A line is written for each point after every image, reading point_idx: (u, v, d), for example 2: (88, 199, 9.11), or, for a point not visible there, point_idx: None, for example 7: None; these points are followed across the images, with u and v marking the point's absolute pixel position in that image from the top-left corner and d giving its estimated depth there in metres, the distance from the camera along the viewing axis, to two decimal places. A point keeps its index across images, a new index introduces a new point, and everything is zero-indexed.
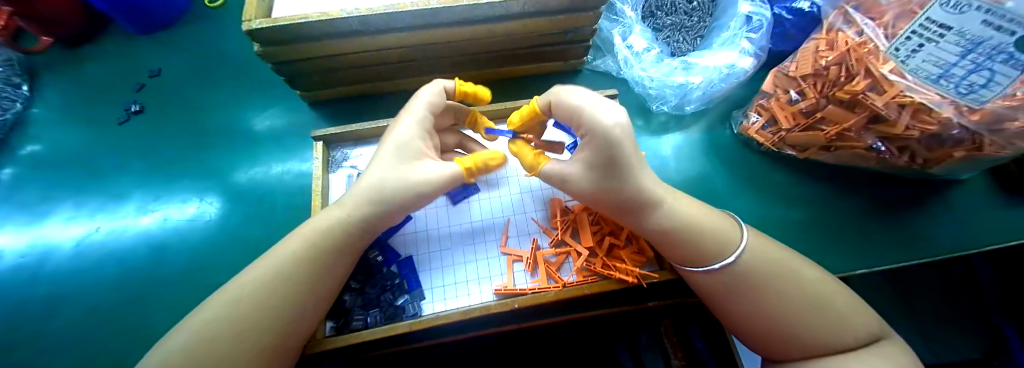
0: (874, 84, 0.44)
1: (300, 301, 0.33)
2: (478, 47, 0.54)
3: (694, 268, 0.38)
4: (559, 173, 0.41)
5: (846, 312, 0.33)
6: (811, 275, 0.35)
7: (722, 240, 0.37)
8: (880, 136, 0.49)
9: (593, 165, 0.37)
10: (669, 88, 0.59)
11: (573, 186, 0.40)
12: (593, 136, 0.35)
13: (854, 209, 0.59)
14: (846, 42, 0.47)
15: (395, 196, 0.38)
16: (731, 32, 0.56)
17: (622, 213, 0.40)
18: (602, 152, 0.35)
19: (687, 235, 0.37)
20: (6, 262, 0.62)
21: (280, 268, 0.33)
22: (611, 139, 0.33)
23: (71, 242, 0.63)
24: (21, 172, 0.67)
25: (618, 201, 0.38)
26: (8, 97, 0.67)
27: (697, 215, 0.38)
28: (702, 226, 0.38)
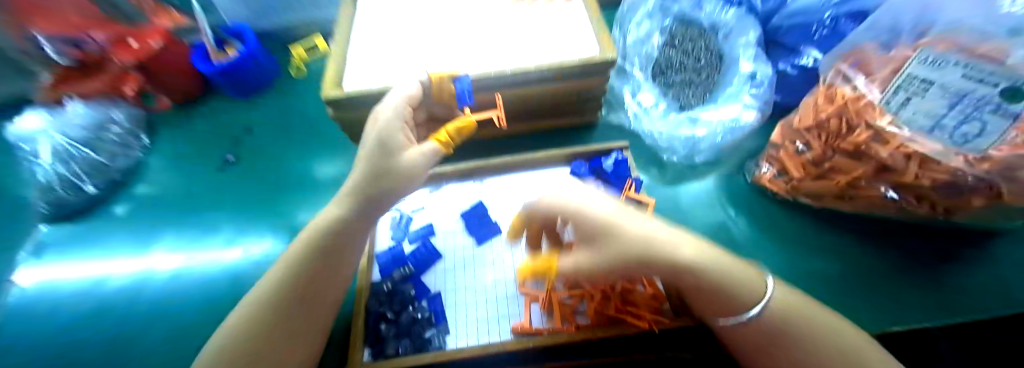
0: (876, 135, 0.47)
1: (308, 296, 0.40)
2: (506, 109, 0.63)
3: (730, 319, 0.37)
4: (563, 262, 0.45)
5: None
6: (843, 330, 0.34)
7: (752, 289, 0.36)
8: (892, 184, 0.50)
9: (583, 244, 0.42)
10: (677, 140, 0.64)
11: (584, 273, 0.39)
12: (571, 216, 0.44)
13: (900, 257, 0.55)
14: (843, 96, 0.50)
15: (376, 187, 0.42)
16: (735, 88, 0.62)
17: (649, 271, 0.38)
18: (582, 220, 0.42)
19: (723, 287, 0.36)
20: (110, 286, 0.71)
21: (286, 271, 0.40)
22: (580, 213, 0.42)
23: (164, 276, 0.71)
24: (132, 208, 0.80)
25: (638, 266, 0.38)
26: (131, 145, 0.84)
27: (719, 263, 0.37)
28: (728, 272, 0.37)
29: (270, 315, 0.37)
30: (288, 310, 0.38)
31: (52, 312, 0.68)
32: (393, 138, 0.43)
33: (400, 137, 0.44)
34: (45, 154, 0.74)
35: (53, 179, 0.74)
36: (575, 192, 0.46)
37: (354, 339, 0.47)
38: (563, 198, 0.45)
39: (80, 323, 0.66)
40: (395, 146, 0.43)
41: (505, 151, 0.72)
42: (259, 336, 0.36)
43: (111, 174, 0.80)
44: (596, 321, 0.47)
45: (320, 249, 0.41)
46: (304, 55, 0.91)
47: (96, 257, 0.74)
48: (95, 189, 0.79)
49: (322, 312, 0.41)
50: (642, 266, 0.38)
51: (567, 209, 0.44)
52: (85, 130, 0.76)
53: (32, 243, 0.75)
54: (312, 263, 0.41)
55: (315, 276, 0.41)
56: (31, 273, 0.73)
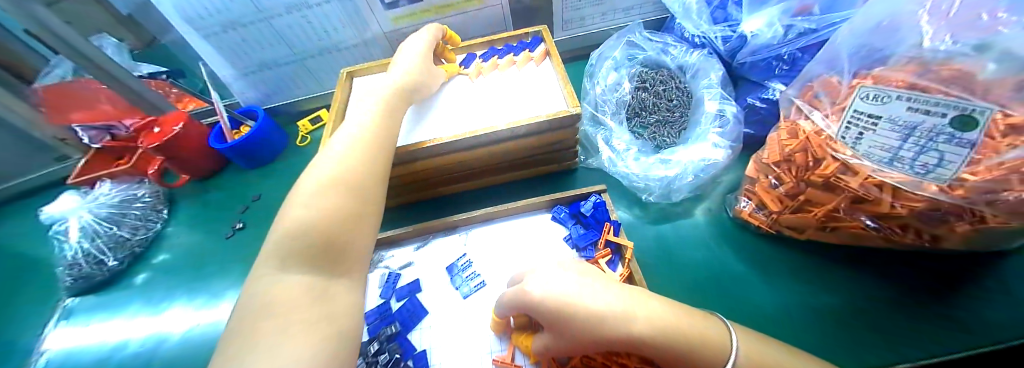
0: (844, 167, 0.48)
1: (362, 195, 0.41)
2: (484, 162, 0.67)
3: None
4: (541, 344, 0.44)
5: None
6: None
7: (714, 347, 0.35)
8: (869, 214, 0.49)
9: (550, 329, 0.41)
10: (654, 180, 0.65)
11: (558, 347, 0.41)
12: (534, 309, 0.41)
13: (902, 287, 0.53)
14: (804, 131, 0.53)
15: (392, 97, 0.55)
16: (703, 127, 0.64)
17: (614, 348, 0.37)
18: (542, 309, 0.40)
19: (687, 356, 0.35)
20: (128, 352, 0.75)
21: (339, 167, 0.42)
22: (539, 303, 0.40)
23: (172, 344, 0.74)
24: (150, 275, 0.85)
25: (597, 341, 0.37)
26: (152, 218, 0.91)
27: (674, 321, 0.36)
28: (687, 332, 0.36)
29: (336, 207, 0.39)
30: (350, 203, 0.40)
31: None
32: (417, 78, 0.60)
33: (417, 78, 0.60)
34: (75, 232, 0.81)
35: (80, 255, 0.81)
36: (534, 278, 0.44)
37: None
38: (522, 290, 0.43)
39: None
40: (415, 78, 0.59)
41: (488, 201, 0.76)
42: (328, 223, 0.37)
43: (132, 246, 0.86)
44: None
45: (364, 149, 0.45)
46: (309, 125, 1.01)
47: (112, 322, 0.79)
48: (116, 263, 0.84)
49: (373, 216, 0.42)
50: (605, 343, 0.36)
51: (528, 302, 0.41)
52: (111, 207, 0.84)
53: (61, 308, 0.82)
54: (358, 174, 0.42)
55: (362, 180, 0.42)
56: (61, 337, 0.78)
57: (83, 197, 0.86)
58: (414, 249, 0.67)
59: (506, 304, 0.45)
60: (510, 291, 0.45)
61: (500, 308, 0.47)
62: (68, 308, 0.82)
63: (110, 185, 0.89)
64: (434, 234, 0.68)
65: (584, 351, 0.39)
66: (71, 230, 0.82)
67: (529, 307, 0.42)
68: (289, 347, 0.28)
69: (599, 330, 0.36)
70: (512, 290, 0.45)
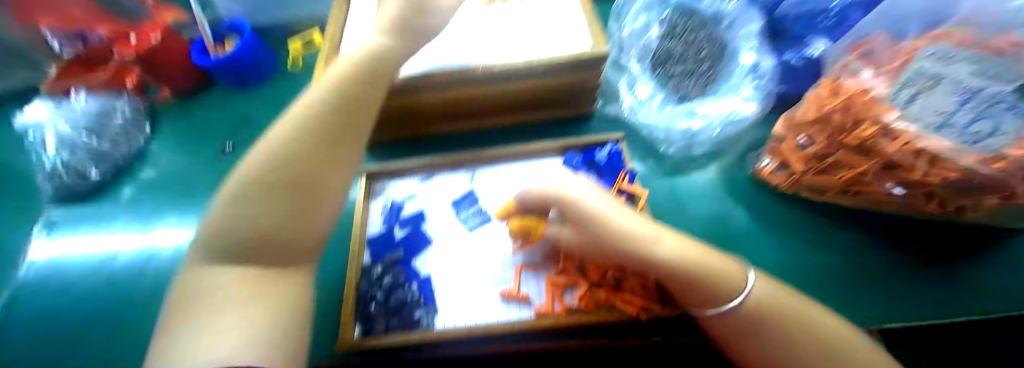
0: (885, 131, 0.43)
1: (312, 170, 0.35)
2: (497, 98, 0.63)
3: (711, 309, 0.36)
4: (555, 232, 0.49)
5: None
6: (824, 325, 0.33)
7: (731, 282, 0.36)
8: (899, 181, 0.47)
9: (573, 225, 0.45)
10: (675, 132, 0.63)
11: (571, 243, 0.47)
12: (565, 206, 0.45)
13: (907, 256, 0.53)
14: (848, 89, 0.46)
15: (369, 60, 0.43)
16: (736, 79, 0.60)
17: (625, 260, 0.40)
18: (571, 211, 0.44)
19: (700, 285, 0.36)
20: (118, 263, 0.72)
21: (289, 131, 0.36)
22: (572, 202, 0.44)
23: (165, 256, 0.72)
24: (135, 190, 0.80)
25: (612, 247, 0.40)
26: (132, 133, 0.84)
27: (696, 255, 0.38)
28: (703, 268, 0.36)
29: (268, 189, 0.33)
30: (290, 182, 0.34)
31: (61, 294, 0.69)
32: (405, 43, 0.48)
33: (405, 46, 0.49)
34: (53, 144, 0.80)
35: (61, 168, 0.78)
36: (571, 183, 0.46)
37: (344, 320, 0.49)
38: (557, 189, 0.46)
39: (88, 298, 0.68)
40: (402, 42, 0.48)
41: (495, 139, 0.71)
42: (260, 214, 0.32)
43: (114, 161, 0.81)
44: (584, 305, 0.48)
45: (319, 113, 0.37)
46: (300, 49, 0.92)
47: (100, 235, 0.75)
48: (98, 176, 0.80)
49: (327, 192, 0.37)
50: (619, 252, 0.40)
51: (561, 199, 0.45)
52: (87, 122, 0.81)
53: (43, 220, 0.77)
54: (308, 140, 0.36)
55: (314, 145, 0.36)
56: (43, 247, 0.74)
57: (59, 110, 0.84)
58: (419, 181, 0.65)
59: (536, 200, 0.49)
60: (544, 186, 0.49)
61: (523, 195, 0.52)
62: (50, 220, 0.77)
63: (86, 97, 0.84)
64: (441, 169, 0.66)
65: (597, 254, 0.43)
66: (47, 141, 0.81)
67: (559, 205, 0.46)
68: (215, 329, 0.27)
69: (622, 239, 0.39)
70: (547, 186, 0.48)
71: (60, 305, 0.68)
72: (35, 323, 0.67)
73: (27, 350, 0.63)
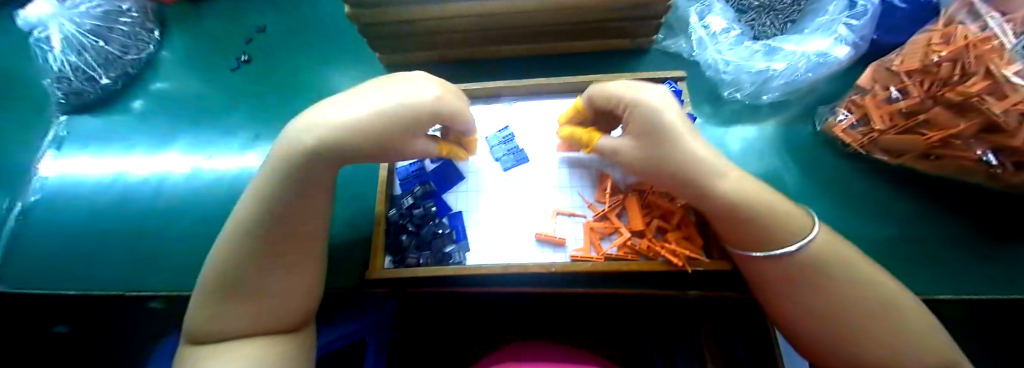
0: (995, 87, 0.35)
1: (284, 252, 0.31)
2: (545, 21, 0.55)
3: (755, 252, 0.32)
4: (610, 145, 0.40)
5: (924, 340, 0.25)
6: (881, 285, 0.28)
7: (791, 227, 0.30)
8: (992, 147, 0.40)
9: (636, 136, 0.36)
10: (747, 73, 0.57)
11: (624, 160, 0.38)
12: (634, 110, 0.35)
13: (962, 230, 0.51)
14: (965, 36, 0.38)
15: (347, 140, 0.28)
16: (827, 17, 0.52)
17: (678, 186, 0.34)
18: (639, 119, 0.35)
19: (751, 223, 0.31)
20: (136, 180, 0.71)
21: (252, 209, 0.29)
22: (650, 106, 0.34)
23: (178, 179, 0.70)
24: (146, 104, 0.75)
25: (668, 170, 0.33)
26: (144, 39, 0.75)
27: (772, 204, 0.30)
28: (771, 212, 0.30)
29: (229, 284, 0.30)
30: (254, 267, 0.30)
31: (83, 214, 0.69)
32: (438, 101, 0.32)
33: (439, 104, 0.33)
34: (59, 42, 0.70)
35: (68, 68, 0.70)
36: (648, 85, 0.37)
37: (375, 249, 0.49)
38: (629, 88, 0.36)
39: (117, 216, 0.68)
40: (431, 102, 0.32)
41: (535, 73, 0.68)
42: (221, 319, 0.30)
43: (124, 66, 0.74)
44: (623, 253, 0.46)
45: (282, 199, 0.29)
46: None
47: (119, 153, 0.73)
48: (110, 82, 0.73)
49: (297, 263, 0.32)
50: (674, 177, 0.33)
51: (632, 101, 0.35)
52: (95, 20, 0.70)
53: (51, 135, 0.73)
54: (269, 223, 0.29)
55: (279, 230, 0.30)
56: (53, 165, 0.72)
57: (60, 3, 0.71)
58: None
59: (597, 99, 0.39)
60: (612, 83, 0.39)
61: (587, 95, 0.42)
62: (60, 137, 0.73)
63: None
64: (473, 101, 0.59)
65: (648, 175, 0.36)
66: (54, 40, 0.70)
67: (627, 109, 0.36)
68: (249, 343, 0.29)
69: (687, 164, 0.32)
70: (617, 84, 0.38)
71: (85, 222, 0.68)
72: (65, 239, 0.67)
73: (62, 263, 0.65)
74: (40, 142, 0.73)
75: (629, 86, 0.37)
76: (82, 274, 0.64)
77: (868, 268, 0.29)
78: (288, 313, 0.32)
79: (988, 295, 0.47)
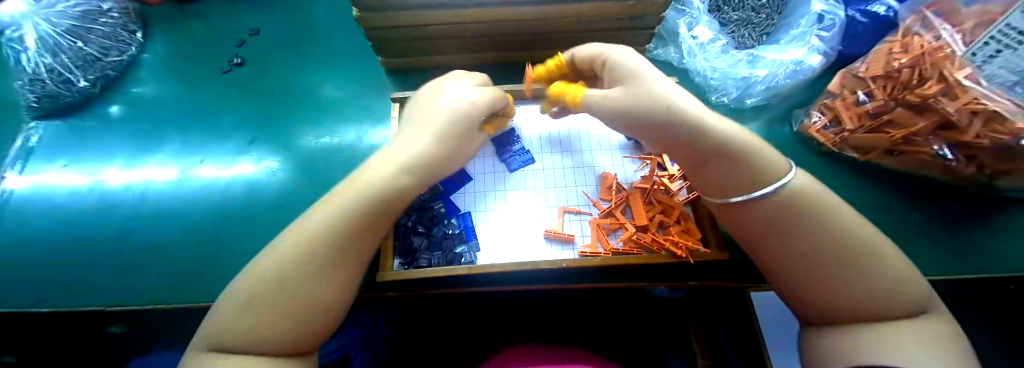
0: (947, 89, 0.41)
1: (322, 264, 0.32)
2: (548, 28, 0.58)
3: (736, 197, 0.34)
4: (599, 94, 0.42)
5: (898, 273, 0.27)
6: (856, 224, 0.29)
7: (769, 168, 0.32)
8: (947, 143, 0.46)
9: (619, 81, 0.41)
10: (732, 79, 0.62)
11: (609, 101, 0.40)
12: (616, 60, 0.41)
13: (919, 219, 0.57)
14: (921, 45, 0.44)
15: (442, 163, 0.40)
16: (800, 29, 0.58)
17: (667, 120, 0.37)
18: (621, 66, 0.40)
19: (734, 156, 0.33)
20: (112, 189, 0.67)
21: (312, 236, 0.32)
22: (629, 57, 0.41)
23: (161, 187, 0.66)
24: (126, 110, 0.72)
25: (658, 103, 0.37)
26: (125, 41, 0.72)
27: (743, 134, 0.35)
28: (747, 140, 0.34)
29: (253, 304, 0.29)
30: (290, 271, 0.30)
31: (54, 225, 0.64)
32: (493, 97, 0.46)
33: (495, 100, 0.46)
34: (32, 42, 0.66)
35: (43, 70, 0.66)
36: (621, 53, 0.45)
37: (384, 251, 0.48)
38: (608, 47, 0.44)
39: (94, 228, 0.64)
40: (489, 98, 0.45)
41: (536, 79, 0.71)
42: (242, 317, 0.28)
43: (104, 68, 0.71)
44: (629, 247, 0.48)
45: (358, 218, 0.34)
46: None
47: (95, 160, 0.69)
48: (88, 85, 0.70)
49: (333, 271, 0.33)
50: (664, 108, 0.36)
51: (613, 53, 0.42)
52: (73, 20, 0.67)
53: (15, 147, 0.69)
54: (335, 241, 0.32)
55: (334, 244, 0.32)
56: (20, 177, 0.67)
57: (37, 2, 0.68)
58: None
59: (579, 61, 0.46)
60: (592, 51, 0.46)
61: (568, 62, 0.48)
62: (28, 147, 0.69)
63: None
64: None
65: (636, 115, 0.39)
66: (28, 40, 0.66)
67: (608, 62, 0.42)
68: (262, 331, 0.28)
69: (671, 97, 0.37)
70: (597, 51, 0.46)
71: (56, 235, 0.64)
72: (33, 253, 0.62)
73: (29, 280, 0.60)
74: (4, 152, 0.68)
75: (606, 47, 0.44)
76: (53, 291, 0.60)
77: (847, 210, 0.30)
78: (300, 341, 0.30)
79: (941, 276, 0.53)
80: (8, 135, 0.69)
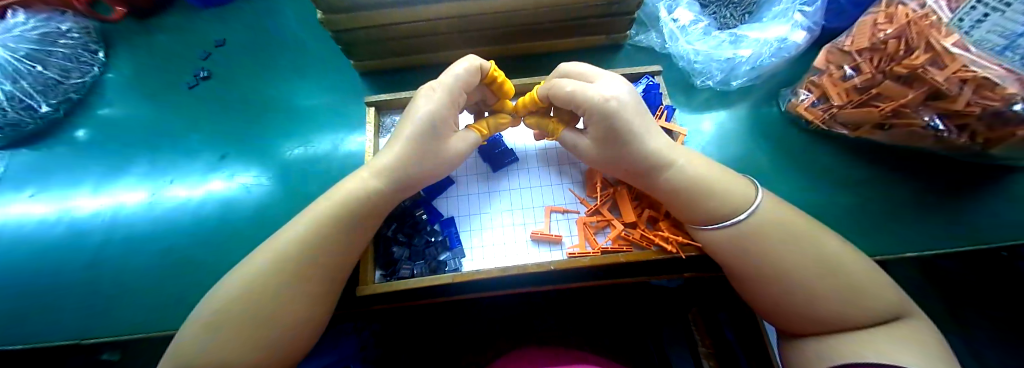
0: (935, 59, 0.39)
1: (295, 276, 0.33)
2: (523, 20, 0.56)
3: (711, 226, 0.38)
4: (574, 140, 0.43)
5: (860, 289, 0.32)
6: (819, 245, 0.35)
7: (732, 202, 0.37)
8: (938, 112, 0.44)
9: (596, 137, 0.40)
10: (716, 62, 0.60)
11: (584, 159, 0.43)
12: (592, 114, 0.38)
13: (911, 194, 0.56)
14: (906, 15, 0.42)
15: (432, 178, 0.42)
16: (783, 6, 0.56)
17: (634, 177, 0.41)
18: (596, 121, 0.38)
19: (704, 194, 0.38)
20: (82, 217, 0.64)
21: (286, 247, 0.34)
22: (607, 111, 0.37)
23: (135, 211, 0.64)
24: (93, 133, 0.69)
25: (630, 164, 0.40)
26: (87, 61, 0.70)
27: (713, 180, 0.38)
28: (711, 184, 0.38)
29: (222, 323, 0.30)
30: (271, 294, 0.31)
31: (26, 257, 0.62)
32: (456, 86, 0.40)
33: (461, 92, 0.41)
34: None
35: None
36: (603, 83, 0.38)
37: (364, 263, 0.46)
38: (584, 91, 0.37)
39: (67, 256, 0.62)
40: (450, 95, 0.39)
41: (517, 73, 0.69)
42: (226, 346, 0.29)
43: (66, 91, 0.68)
44: (618, 245, 0.46)
45: (330, 228, 0.36)
46: None
47: (64, 187, 0.66)
48: (51, 110, 0.67)
49: (317, 292, 0.34)
50: (634, 170, 0.40)
51: (589, 105, 0.37)
52: (32, 44, 0.63)
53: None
54: (306, 253, 0.34)
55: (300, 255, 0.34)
56: None
57: None
58: None
59: (554, 97, 0.41)
60: (567, 85, 0.39)
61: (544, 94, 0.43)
62: None
63: (19, 13, 0.67)
64: None
65: (609, 168, 0.42)
66: None
67: (582, 109, 0.39)
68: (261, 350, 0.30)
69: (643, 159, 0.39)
70: (572, 85, 0.39)
71: (28, 266, 0.61)
72: (3, 288, 0.60)
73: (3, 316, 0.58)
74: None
75: (580, 85, 0.38)
76: (25, 326, 0.57)
77: (807, 230, 0.36)
78: (270, 351, 0.30)
79: (931, 251, 0.52)
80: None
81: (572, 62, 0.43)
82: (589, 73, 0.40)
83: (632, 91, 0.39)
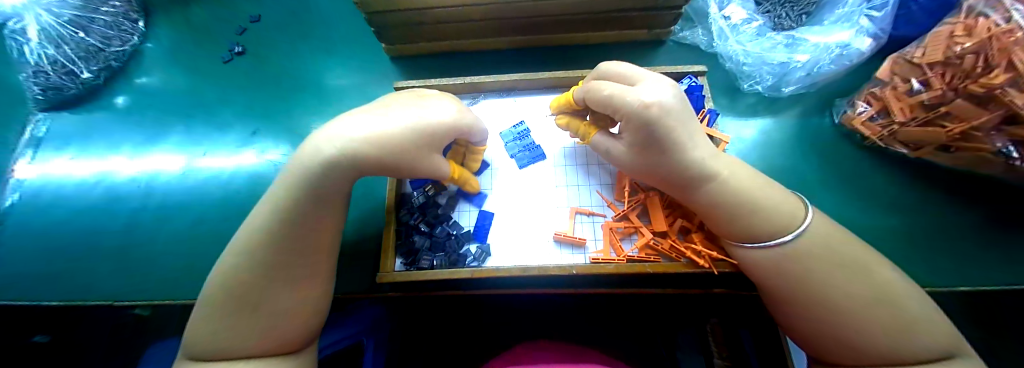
0: (1017, 79, 0.35)
1: (296, 260, 0.31)
2: (564, 9, 0.53)
3: (750, 243, 0.36)
4: (606, 145, 0.41)
5: (912, 324, 0.30)
6: (875, 274, 0.32)
7: (779, 221, 0.34)
8: (1013, 139, 0.41)
9: (633, 143, 0.37)
10: (767, 65, 0.56)
11: (618, 163, 0.41)
12: (631, 120, 0.34)
13: (966, 222, 0.52)
14: (987, 29, 0.37)
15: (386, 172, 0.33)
16: (847, 9, 0.52)
17: (671, 186, 0.38)
18: (636, 128, 0.34)
19: (747, 211, 0.35)
20: (120, 181, 0.67)
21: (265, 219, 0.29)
22: (648, 117, 0.33)
23: (170, 177, 0.66)
24: (132, 100, 0.71)
25: (669, 175, 0.37)
26: (127, 30, 0.71)
27: (761, 195, 0.35)
28: (759, 199, 0.35)
29: (235, 300, 0.29)
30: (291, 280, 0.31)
31: (68, 215, 0.65)
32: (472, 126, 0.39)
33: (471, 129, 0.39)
34: (35, 33, 0.64)
35: (45, 61, 0.64)
36: (646, 86, 0.34)
37: (386, 249, 0.47)
38: (622, 96, 0.34)
39: (104, 217, 0.65)
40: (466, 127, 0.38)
41: (550, 65, 0.66)
42: (246, 331, 0.29)
43: (107, 59, 0.69)
44: (644, 254, 0.44)
45: (299, 207, 0.30)
46: None
47: (102, 151, 0.68)
48: (92, 76, 0.69)
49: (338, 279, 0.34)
50: (671, 180, 0.37)
51: (627, 111, 0.34)
52: (75, 10, 0.65)
53: (25, 137, 0.69)
54: (280, 231, 0.30)
55: (298, 237, 0.30)
56: (32, 167, 0.68)
57: None
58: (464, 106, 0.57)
59: (590, 99, 0.39)
60: (606, 88, 0.37)
61: (581, 96, 0.41)
62: (37, 137, 0.69)
63: None
64: (488, 93, 0.57)
65: (644, 175, 0.39)
66: (30, 31, 0.64)
67: (620, 114, 0.36)
68: (290, 331, 0.30)
69: (684, 171, 0.35)
70: (611, 89, 0.36)
71: (69, 226, 0.64)
72: (47, 244, 0.63)
73: (48, 272, 0.61)
74: (13, 144, 0.68)
75: (621, 89, 0.35)
76: (66, 282, 0.61)
77: (860, 257, 0.33)
78: (297, 334, 0.31)
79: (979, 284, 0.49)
80: (14, 125, 0.69)
81: (614, 62, 0.40)
82: (633, 75, 0.37)
83: (679, 94, 0.35)
